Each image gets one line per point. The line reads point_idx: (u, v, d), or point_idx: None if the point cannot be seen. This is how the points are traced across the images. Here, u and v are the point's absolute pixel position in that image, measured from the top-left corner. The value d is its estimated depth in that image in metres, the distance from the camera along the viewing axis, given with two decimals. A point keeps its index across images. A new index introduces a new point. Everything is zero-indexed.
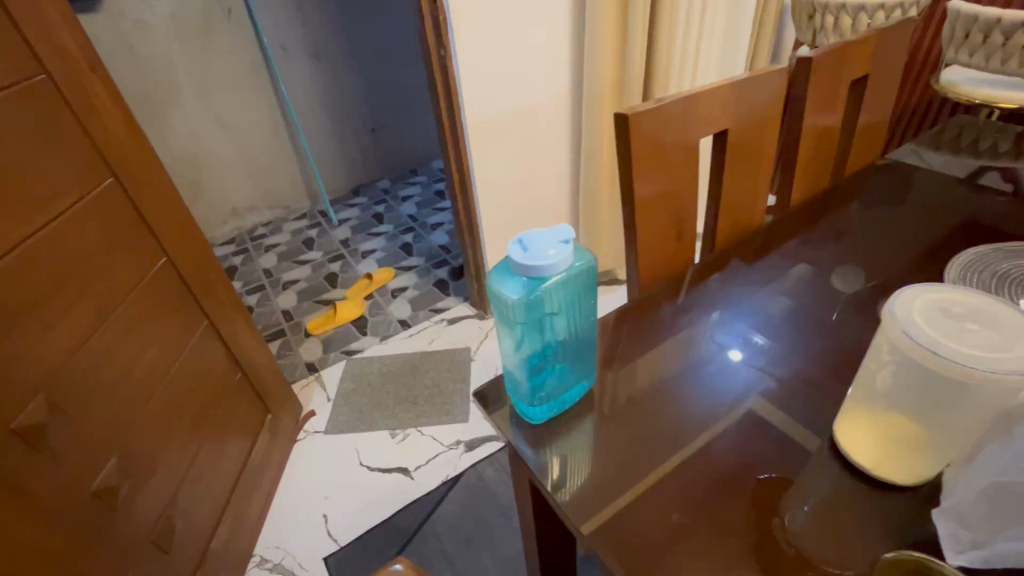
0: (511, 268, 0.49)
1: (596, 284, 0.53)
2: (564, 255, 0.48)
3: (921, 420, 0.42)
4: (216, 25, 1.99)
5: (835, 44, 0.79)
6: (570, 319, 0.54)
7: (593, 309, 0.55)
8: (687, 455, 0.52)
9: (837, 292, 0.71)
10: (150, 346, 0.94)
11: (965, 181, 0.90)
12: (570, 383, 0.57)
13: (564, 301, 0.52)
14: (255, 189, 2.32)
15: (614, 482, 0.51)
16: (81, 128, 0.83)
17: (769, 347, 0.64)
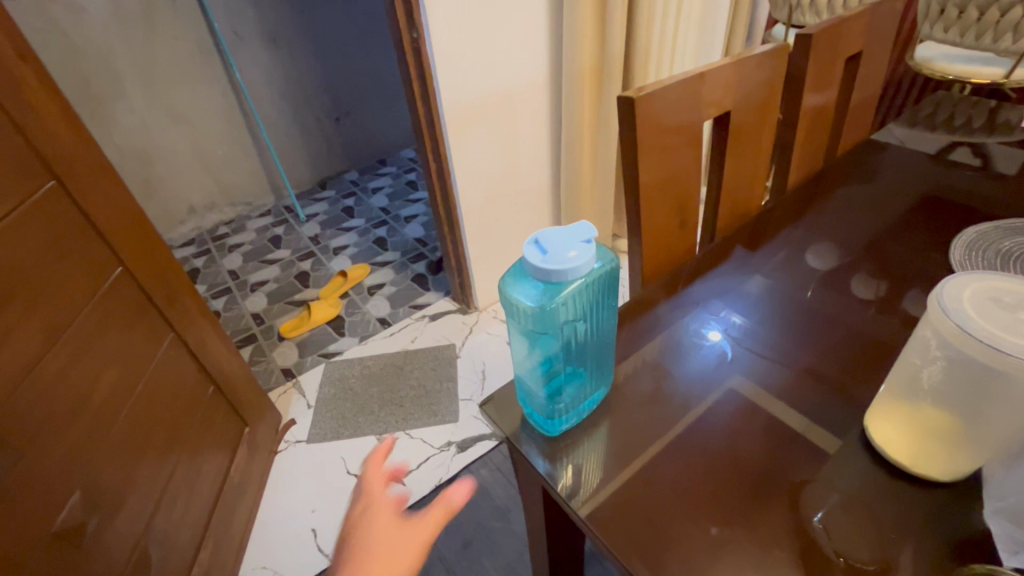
0: (528, 272, 0.45)
1: (616, 286, 0.50)
2: (586, 257, 0.44)
3: (970, 418, 0.40)
4: (161, 9, 1.83)
5: (832, 20, 0.76)
6: (590, 325, 0.50)
7: (613, 313, 0.52)
8: (711, 458, 0.50)
9: (811, 269, 0.71)
10: (110, 365, 0.86)
11: (939, 158, 0.89)
12: (588, 392, 0.54)
13: (585, 306, 0.48)
14: (214, 185, 2.18)
15: (630, 484, 0.49)
16: (13, 126, 0.73)
17: (745, 325, 0.64)
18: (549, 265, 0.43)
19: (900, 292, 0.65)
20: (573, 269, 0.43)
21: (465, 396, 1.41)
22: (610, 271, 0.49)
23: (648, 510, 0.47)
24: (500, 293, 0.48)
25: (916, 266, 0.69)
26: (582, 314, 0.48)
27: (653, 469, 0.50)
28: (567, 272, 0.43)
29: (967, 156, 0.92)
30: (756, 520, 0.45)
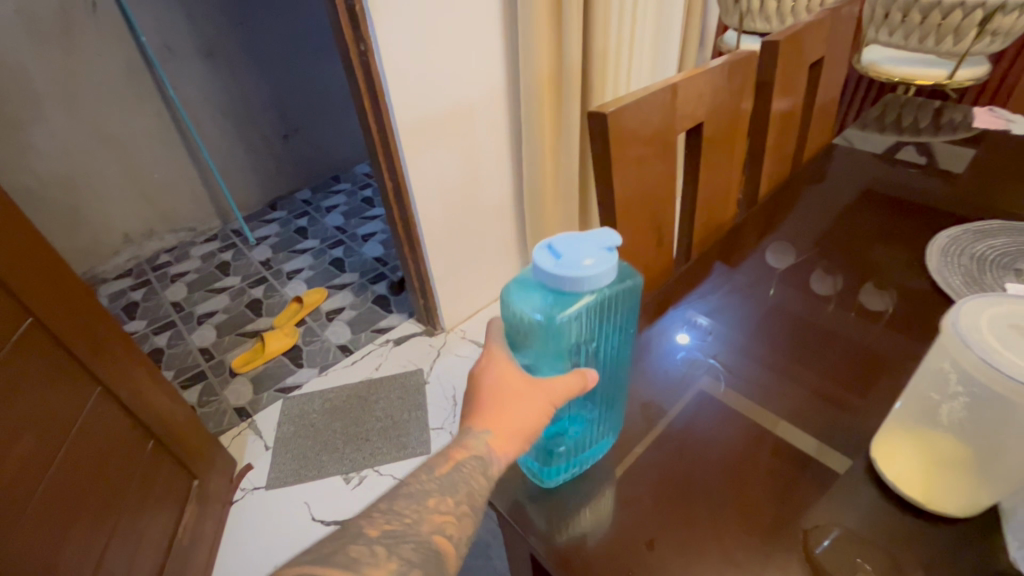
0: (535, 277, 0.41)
1: (633, 304, 0.46)
2: (607, 267, 0.40)
3: (1001, 454, 0.37)
4: (81, 24, 1.69)
5: (795, 26, 0.75)
6: (603, 346, 0.46)
7: (627, 338, 0.48)
8: (717, 513, 0.45)
9: (770, 267, 0.71)
10: (19, 436, 0.74)
11: (883, 157, 0.89)
12: (593, 439, 0.49)
13: (598, 324, 0.44)
14: (151, 211, 2.03)
15: (628, 550, 0.43)
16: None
17: (712, 325, 0.62)
18: (560, 272, 0.39)
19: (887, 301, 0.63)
20: (586, 276, 0.39)
21: (436, 424, 1.33)
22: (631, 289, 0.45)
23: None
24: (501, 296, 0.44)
25: (894, 271, 0.67)
26: (594, 331, 0.44)
27: (649, 532, 0.44)
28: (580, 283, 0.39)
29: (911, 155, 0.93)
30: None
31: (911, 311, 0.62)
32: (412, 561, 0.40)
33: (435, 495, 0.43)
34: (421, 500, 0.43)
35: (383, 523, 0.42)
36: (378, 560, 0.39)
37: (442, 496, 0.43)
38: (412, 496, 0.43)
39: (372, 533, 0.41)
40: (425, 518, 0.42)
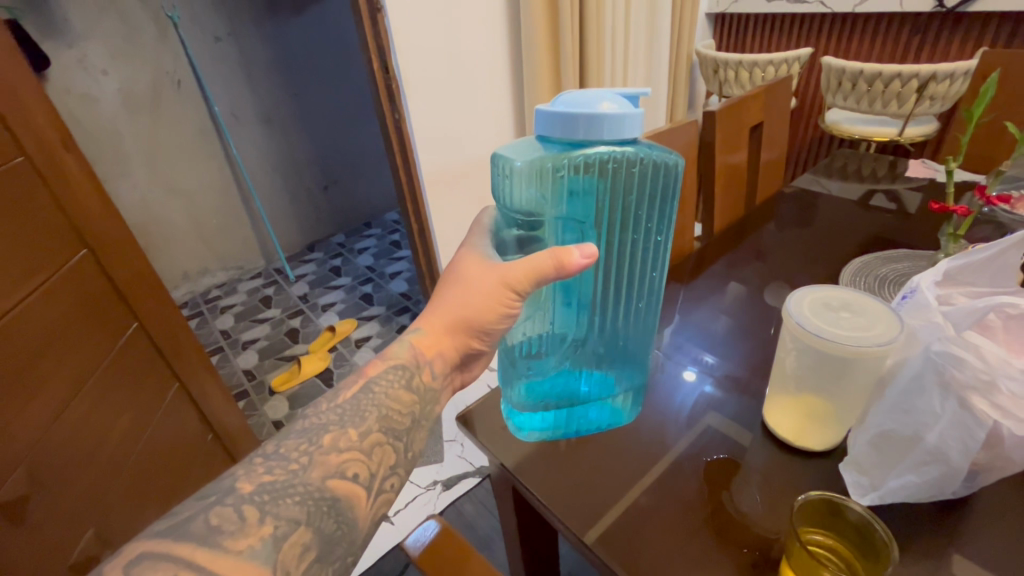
0: (539, 123, 0.47)
1: (654, 192, 0.49)
2: (619, 115, 0.44)
3: (826, 397, 0.53)
4: (166, 96, 2.01)
5: (734, 99, 0.95)
6: (618, 220, 0.51)
7: (643, 246, 0.53)
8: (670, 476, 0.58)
9: (771, 309, 0.82)
10: (123, 414, 0.92)
11: (861, 203, 1.07)
12: (592, 398, 0.58)
13: (612, 199, 0.50)
14: (207, 251, 2.31)
15: (576, 470, 0.60)
16: (59, 211, 0.84)
17: (717, 365, 0.73)
18: (563, 110, 0.45)
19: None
20: (597, 114, 0.44)
21: (449, 437, 1.50)
22: (664, 165, 0.49)
23: (621, 528, 0.53)
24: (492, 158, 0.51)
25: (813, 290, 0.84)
26: (603, 197, 0.49)
27: (625, 495, 0.56)
28: (583, 122, 0.44)
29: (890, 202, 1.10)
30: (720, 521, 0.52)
31: None
32: (295, 515, 0.46)
33: (329, 434, 0.51)
34: (312, 446, 0.50)
35: (261, 479, 0.47)
36: (245, 526, 0.44)
37: (341, 431, 0.52)
38: (304, 439, 0.51)
39: (246, 489, 0.46)
40: (314, 465, 0.49)
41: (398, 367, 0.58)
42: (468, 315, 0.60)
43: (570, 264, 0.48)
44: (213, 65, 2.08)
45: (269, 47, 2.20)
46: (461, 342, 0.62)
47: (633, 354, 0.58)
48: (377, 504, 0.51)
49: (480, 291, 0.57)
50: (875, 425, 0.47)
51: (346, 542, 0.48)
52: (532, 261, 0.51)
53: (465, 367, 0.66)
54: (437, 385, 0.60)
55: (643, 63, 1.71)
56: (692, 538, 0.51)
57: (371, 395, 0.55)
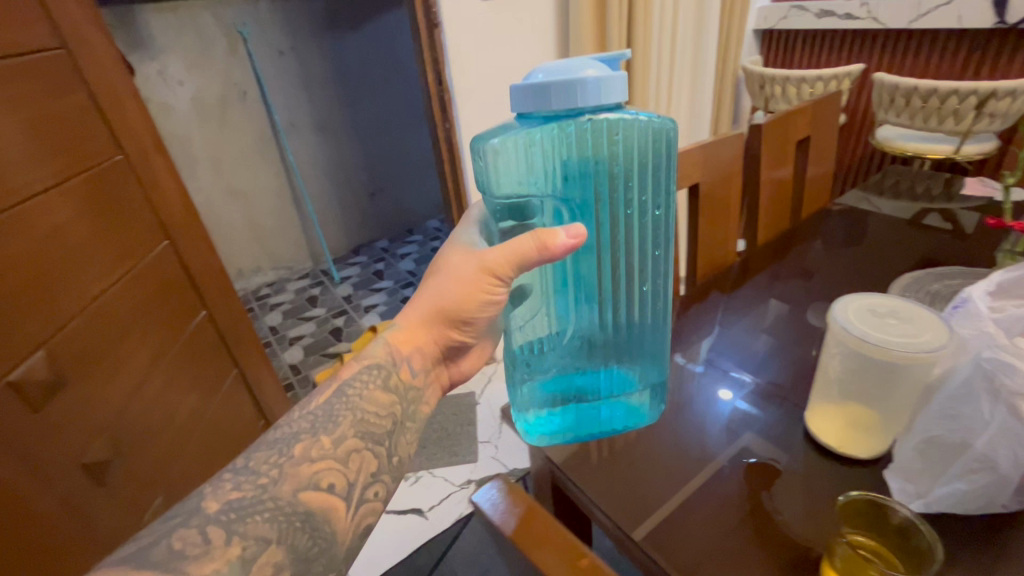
0: (515, 97, 0.48)
1: (643, 162, 0.50)
2: (598, 83, 0.45)
3: (872, 404, 0.54)
4: (232, 105, 2.16)
5: (781, 113, 0.96)
6: (610, 198, 0.51)
7: (641, 225, 0.52)
8: (712, 491, 0.57)
9: (813, 328, 0.80)
10: (190, 394, 0.99)
11: (913, 222, 1.05)
12: (597, 395, 0.58)
13: (600, 175, 0.50)
14: (260, 251, 2.44)
15: (619, 469, 0.62)
16: (148, 204, 0.93)
17: (754, 384, 0.72)
18: (540, 79, 0.45)
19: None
20: (574, 81, 0.45)
21: (483, 438, 1.52)
22: (647, 128, 0.48)
23: (666, 532, 0.54)
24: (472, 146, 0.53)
25: None
26: (590, 174, 0.50)
27: (669, 499, 0.57)
28: (557, 91, 0.45)
29: (941, 220, 1.08)
30: (759, 526, 0.53)
31: None
32: (265, 534, 0.45)
33: (301, 443, 0.51)
34: (282, 458, 0.49)
35: (228, 496, 0.46)
36: (210, 548, 0.43)
37: (312, 440, 0.51)
38: (274, 450, 0.50)
39: (212, 509, 0.45)
40: (285, 477, 0.48)
41: (375, 366, 0.58)
42: (445, 305, 0.62)
43: (555, 246, 0.49)
44: (275, 76, 2.22)
45: (327, 60, 2.32)
46: (440, 335, 0.64)
47: (645, 341, 0.57)
48: (359, 514, 0.50)
49: (460, 280, 0.59)
50: (921, 432, 0.48)
51: (325, 559, 0.47)
52: (512, 246, 0.53)
53: (451, 361, 0.68)
54: (419, 383, 0.62)
55: (688, 79, 1.72)
56: (731, 534, 0.53)
57: (344, 399, 0.55)
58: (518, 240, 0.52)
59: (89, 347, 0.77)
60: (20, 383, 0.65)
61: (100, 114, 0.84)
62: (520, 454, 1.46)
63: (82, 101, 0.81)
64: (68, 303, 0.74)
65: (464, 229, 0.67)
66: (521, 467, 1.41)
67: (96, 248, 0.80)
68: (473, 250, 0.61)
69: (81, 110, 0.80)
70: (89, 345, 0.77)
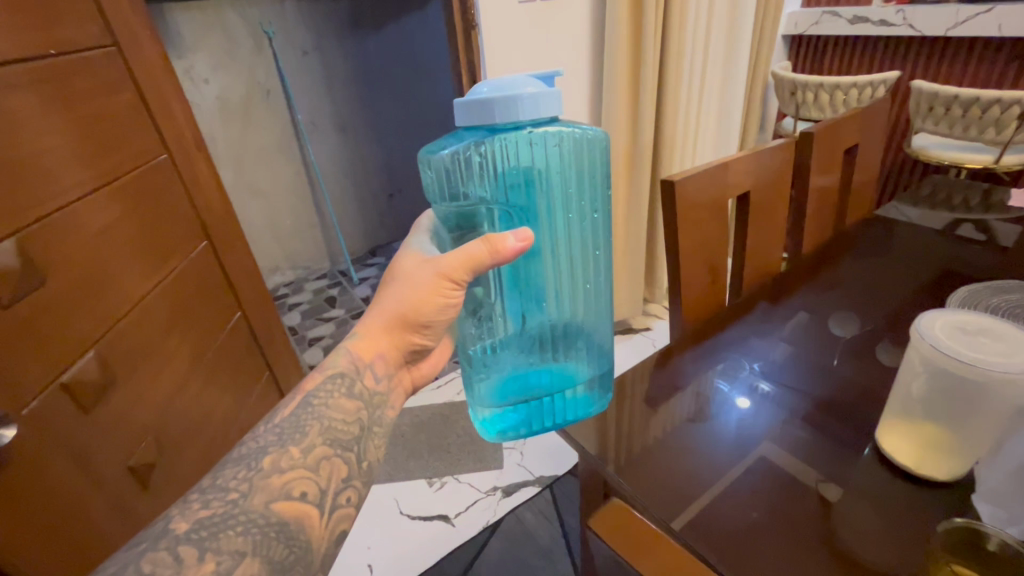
0: (464, 107, 0.60)
1: (575, 173, 0.65)
2: (534, 98, 0.58)
3: (956, 427, 0.52)
4: (255, 104, 2.15)
5: (830, 120, 0.94)
6: (550, 204, 0.66)
7: (574, 230, 0.68)
8: (750, 490, 0.58)
9: (837, 337, 0.80)
10: (226, 396, 0.99)
11: (944, 232, 1.03)
12: (548, 387, 0.69)
13: (544, 184, 0.65)
14: (279, 251, 2.44)
15: (678, 486, 0.60)
16: (191, 204, 0.94)
17: (774, 393, 0.71)
18: (489, 94, 0.57)
19: (897, 355, 0.74)
20: (515, 95, 0.57)
21: (508, 444, 1.51)
22: (577, 144, 0.64)
23: (702, 530, 0.54)
24: (421, 159, 0.66)
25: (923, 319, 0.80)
26: (534, 183, 0.65)
27: (701, 495, 0.58)
28: (501, 104, 0.57)
29: (974, 231, 1.06)
30: (799, 529, 0.53)
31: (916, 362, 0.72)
32: (239, 548, 0.49)
33: (270, 457, 0.56)
34: (252, 473, 0.54)
35: (196, 514, 0.51)
36: (184, 566, 0.47)
37: (281, 451, 0.57)
38: (242, 467, 0.55)
39: (182, 529, 0.49)
40: (255, 491, 0.53)
41: (336, 377, 0.65)
42: (403, 312, 0.69)
43: (506, 249, 0.61)
44: (298, 77, 2.22)
45: (349, 61, 2.32)
46: (402, 340, 0.71)
47: (587, 330, 0.71)
48: (332, 520, 0.56)
49: (419, 285, 0.67)
50: (1018, 456, 0.48)
51: (301, 565, 0.52)
52: (461, 252, 0.64)
53: (413, 365, 0.76)
54: (382, 388, 0.69)
55: (719, 85, 1.69)
56: (808, 561, 0.51)
57: (310, 409, 0.61)
58: (469, 246, 0.63)
59: (135, 348, 0.76)
60: (73, 384, 0.65)
61: (146, 113, 0.85)
62: (546, 462, 1.44)
63: (129, 98, 0.81)
64: (119, 302, 0.74)
65: (416, 237, 0.76)
66: (548, 475, 1.39)
67: (143, 249, 0.80)
68: (426, 255, 0.70)
69: (130, 108, 0.81)
70: (135, 346, 0.76)
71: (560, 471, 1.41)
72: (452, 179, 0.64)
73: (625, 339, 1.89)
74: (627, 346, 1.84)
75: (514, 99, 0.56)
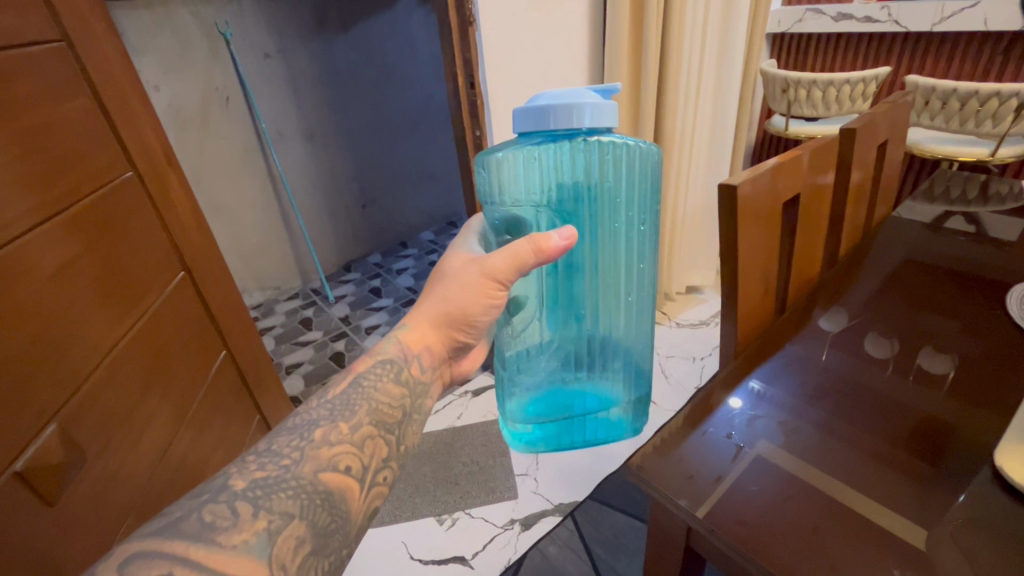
0: (521, 117, 0.51)
1: (634, 180, 0.56)
2: (597, 108, 0.50)
3: None
4: (214, 111, 1.96)
5: (866, 115, 0.90)
6: (600, 214, 0.57)
7: (623, 243, 0.58)
8: (810, 495, 0.53)
9: (825, 330, 0.78)
10: (218, 448, 0.89)
11: (939, 225, 1.04)
12: (580, 403, 0.63)
13: (599, 193, 0.56)
14: (246, 271, 2.25)
15: (706, 483, 0.55)
16: (165, 231, 0.81)
17: (764, 391, 0.67)
18: (550, 105, 0.49)
19: (882, 344, 0.73)
20: (581, 106, 0.49)
21: (520, 470, 1.40)
22: (635, 152, 0.55)
23: (754, 530, 0.50)
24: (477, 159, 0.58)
25: (993, 322, 0.75)
26: (587, 192, 0.56)
27: (716, 486, 0.55)
28: (563, 115, 0.49)
29: (970, 222, 1.07)
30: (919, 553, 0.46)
31: (953, 365, 0.68)
32: (289, 509, 0.44)
33: (320, 428, 0.50)
34: (303, 441, 0.48)
35: (253, 472, 0.45)
36: (239, 521, 0.42)
37: (331, 427, 0.50)
38: (295, 435, 0.49)
39: (240, 486, 0.44)
40: (306, 459, 0.47)
41: (387, 362, 0.57)
42: (451, 310, 0.60)
43: (550, 247, 0.52)
44: (260, 82, 2.04)
45: (315, 65, 2.17)
46: (446, 337, 0.62)
47: (627, 353, 0.63)
48: (370, 496, 0.49)
49: (463, 285, 0.58)
50: None
51: (340, 534, 0.46)
52: (508, 252, 0.55)
53: (453, 361, 0.66)
54: (427, 378, 0.60)
55: (712, 83, 1.66)
56: None
57: (359, 389, 0.54)
58: (512, 244, 0.55)
59: (112, 410, 0.65)
60: (30, 472, 0.52)
61: (107, 123, 0.71)
62: (563, 488, 1.34)
63: (82, 105, 0.67)
64: (86, 358, 0.61)
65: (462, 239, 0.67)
66: (568, 502, 1.30)
67: (114, 289, 0.68)
68: (474, 256, 0.62)
69: (85, 116, 0.67)
70: (111, 409, 0.65)
71: (580, 496, 1.31)
72: (500, 183, 0.56)
73: None
74: None
75: (576, 111, 0.49)
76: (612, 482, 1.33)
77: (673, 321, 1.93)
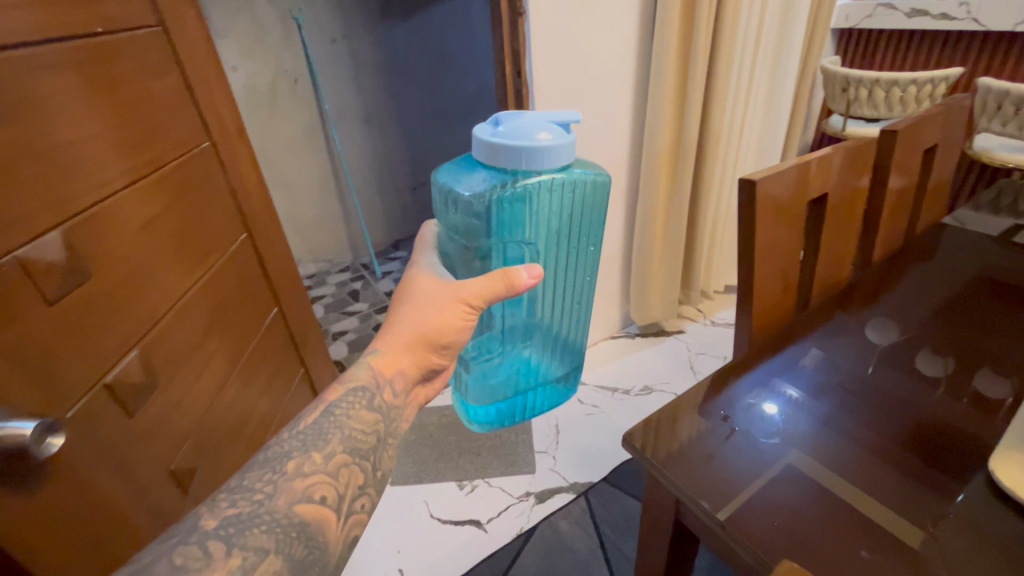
0: (488, 149, 0.56)
1: (587, 207, 0.65)
2: (553, 146, 0.55)
3: None
4: (282, 92, 2.11)
5: (912, 119, 0.89)
6: (556, 240, 0.67)
7: (574, 259, 0.70)
8: (808, 493, 0.54)
9: (874, 343, 0.77)
10: (263, 397, 1.00)
11: (999, 239, 0.99)
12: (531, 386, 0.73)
13: (555, 218, 0.64)
14: (303, 242, 2.41)
15: (699, 467, 0.58)
16: (232, 195, 0.91)
17: (802, 397, 0.67)
18: (510, 144, 0.55)
19: (936, 363, 0.71)
20: (540, 148, 0.55)
21: (540, 448, 1.46)
22: (590, 184, 0.62)
23: (744, 515, 0.52)
24: (443, 182, 0.61)
25: None
26: (541, 218, 0.63)
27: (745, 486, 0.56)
28: (522, 154, 0.55)
29: None
30: (891, 542, 0.49)
31: (1013, 393, 0.65)
32: (264, 545, 0.46)
33: (293, 461, 0.52)
34: (276, 475, 0.51)
35: (224, 512, 0.47)
36: (212, 561, 0.44)
37: (305, 459, 0.53)
38: (267, 470, 0.51)
39: (210, 525, 0.46)
40: (280, 493, 0.50)
41: (359, 389, 0.60)
42: (426, 332, 0.64)
43: (520, 285, 0.59)
44: (327, 66, 2.17)
45: (379, 50, 2.28)
46: (422, 359, 0.65)
47: (568, 341, 0.75)
48: (348, 525, 0.52)
49: (432, 309, 0.62)
50: None
51: (319, 566, 0.49)
52: (483, 284, 0.61)
53: (426, 382, 0.69)
54: (399, 402, 0.63)
55: (767, 78, 1.63)
56: None
57: (332, 419, 0.56)
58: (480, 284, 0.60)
59: (178, 345, 0.75)
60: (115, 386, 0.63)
61: (190, 99, 0.82)
62: (580, 468, 1.39)
63: (172, 82, 0.77)
64: (161, 301, 0.72)
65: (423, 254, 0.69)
66: (583, 482, 1.35)
67: (185, 246, 0.78)
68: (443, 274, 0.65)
69: (172, 92, 0.77)
70: (178, 343, 0.75)
71: (595, 478, 1.36)
72: (463, 210, 0.62)
73: (657, 341, 1.84)
74: (662, 350, 1.78)
75: (531, 151, 0.54)
76: (629, 468, 1.37)
77: (709, 319, 1.93)
